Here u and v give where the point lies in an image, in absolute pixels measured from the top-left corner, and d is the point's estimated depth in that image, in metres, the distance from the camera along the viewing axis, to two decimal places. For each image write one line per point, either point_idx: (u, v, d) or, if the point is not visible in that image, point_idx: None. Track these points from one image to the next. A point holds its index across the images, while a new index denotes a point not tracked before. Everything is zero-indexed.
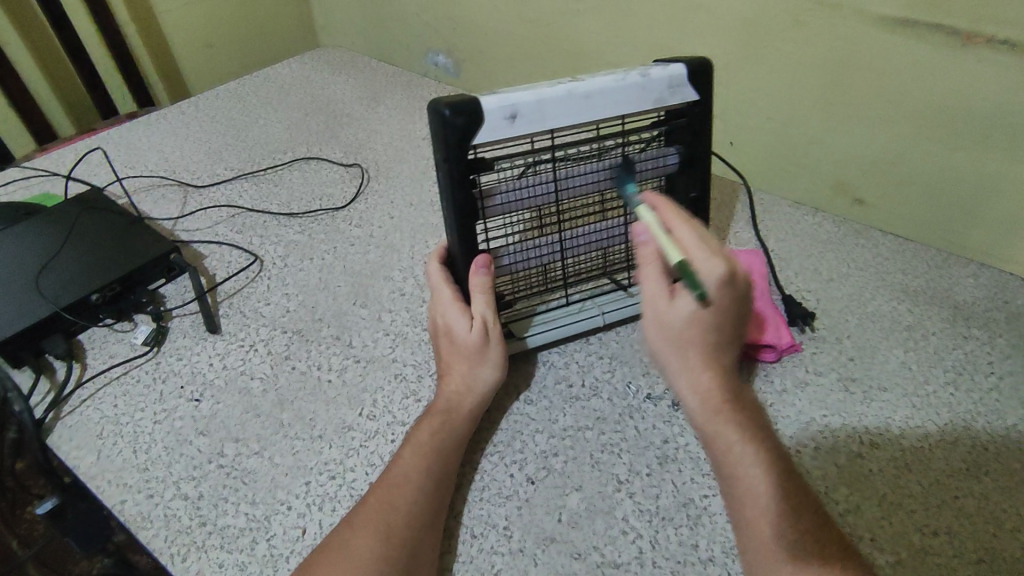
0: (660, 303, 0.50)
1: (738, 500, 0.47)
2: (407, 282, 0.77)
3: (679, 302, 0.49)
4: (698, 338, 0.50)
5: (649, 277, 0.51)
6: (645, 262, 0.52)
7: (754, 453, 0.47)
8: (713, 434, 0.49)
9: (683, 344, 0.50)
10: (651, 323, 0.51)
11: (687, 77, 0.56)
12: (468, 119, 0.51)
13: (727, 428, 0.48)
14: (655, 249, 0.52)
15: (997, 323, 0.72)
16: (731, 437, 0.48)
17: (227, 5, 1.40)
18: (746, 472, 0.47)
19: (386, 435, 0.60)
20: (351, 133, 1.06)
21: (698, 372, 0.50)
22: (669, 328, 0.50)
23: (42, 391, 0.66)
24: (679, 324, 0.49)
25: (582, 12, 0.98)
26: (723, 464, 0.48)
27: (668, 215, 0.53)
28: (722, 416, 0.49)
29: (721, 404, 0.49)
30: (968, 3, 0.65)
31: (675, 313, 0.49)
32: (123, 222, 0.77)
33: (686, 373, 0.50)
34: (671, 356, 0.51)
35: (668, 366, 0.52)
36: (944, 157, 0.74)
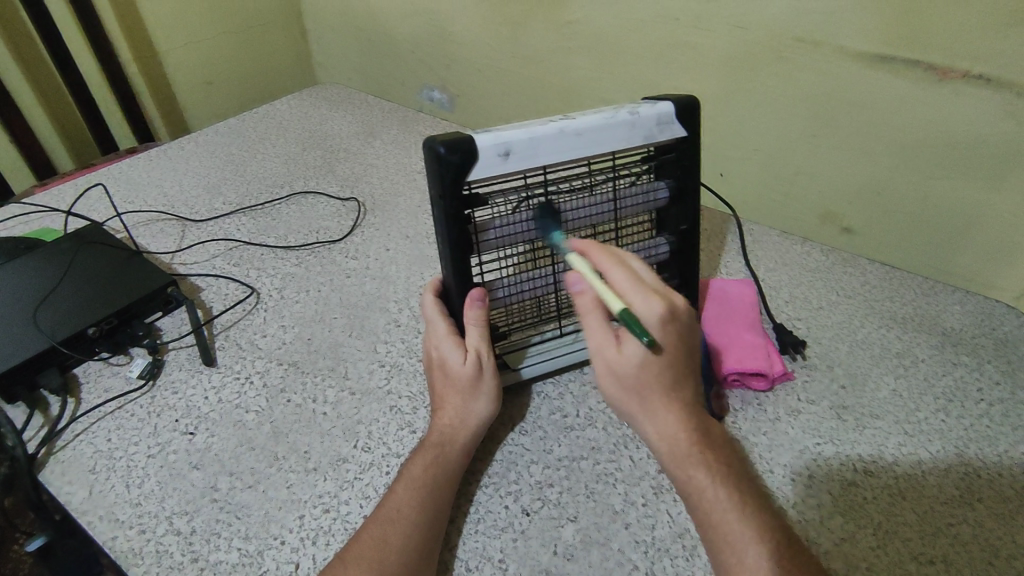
0: (608, 352, 0.50)
1: (715, 546, 0.46)
2: (402, 313, 0.77)
3: (628, 348, 0.49)
4: (652, 383, 0.49)
5: (593, 326, 0.50)
6: (585, 312, 0.51)
7: (723, 493, 0.47)
8: (682, 480, 0.49)
9: (640, 389, 0.50)
10: (604, 374, 0.51)
11: (676, 114, 0.58)
12: (462, 157, 0.52)
13: (696, 471, 0.48)
14: (594, 296, 0.50)
15: (985, 349, 0.73)
16: (704, 481, 0.48)
17: (228, 44, 1.43)
18: (720, 515, 0.47)
19: (381, 467, 0.60)
20: (348, 168, 1.08)
21: (660, 417, 0.50)
22: (622, 376, 0.50)
23: (36, 426, 0.65)
24: (633, 370, 0.49)
25: (573, 50, 1.01)
26: (698, 509, 0.48)
27: (597, 256, 0.52)
28: (691, 461, 0.49)
29: (690, 448, 0.49)
30: (943, 41, 0.68)
31: (624, 360, 0.49)
32: (122, 256, 0.78)
33: (650, 421, 0.50)
34: (630, 404, 0.50)
35: (632, 417, 0.51)
36: (927, 187, 0.76)
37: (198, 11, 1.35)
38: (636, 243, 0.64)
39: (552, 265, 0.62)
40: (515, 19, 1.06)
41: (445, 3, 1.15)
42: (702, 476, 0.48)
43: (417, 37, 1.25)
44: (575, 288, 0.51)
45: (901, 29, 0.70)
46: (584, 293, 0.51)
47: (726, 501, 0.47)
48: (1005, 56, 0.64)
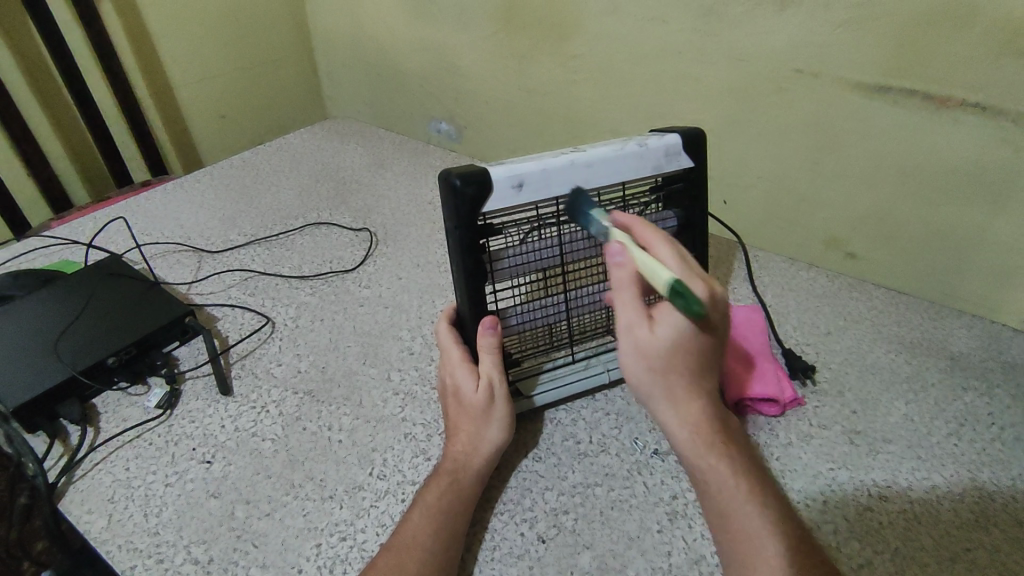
0: (639, 330, 0.48)
1: (728, 534, 0.47)
2: (415, 341, 0.78)
3: (661, 330, 0.47)
4: (679, 370, 0.49)
5: (625, 303, 0.48)
6: (620, 287, 0.48)
7: (740, 482, 0.48)
8: (699, 467, 0.50)
9: (668, 372, 0.48)
10: (631, 355, 0.49)
11: (682, 145, 0.60)
12: (476, 189, 0.54)
13: (714, 458, 0.49)
14: (631, 272, 0.48)
15: (995, 373, 0.73)
16: (722, 469, 0.49)
17: (242, 80, 1.47)
18: (734, 502, 0.48)
19: (397, 494, 0.60)
20: (360, 199, 1.11)
21: (682, 402, 0.50)
22: (652, 358, 0.48)
23: (55, 455, 0.66)
24: (662, 354, 0.48)
25: (578, 83, 1.04)
26: (713, 497, 0.49)
27: (642, 233, 0.51)
28: (709, 448, 0.50)
29: (709, 437, 0.50)
30: (939, 71, 0.70)
31: (656, 340, 0.47)
32: (141, 288, 0.80)
33: (671, 406, 0.50)
34: (655, 388, 0.49)
35: (653, 400, 0.50)
36: (929, 213, 0.77)
37: (213, 48, 1.40)
38: None
39: (564, 292, 0.63)
40: (521, 54, 1.10)
41: (453, 40, 1.19)
42: (719, 465, 0.49)
43: (425, 72, 1.29)
44: (616, 259, 0.48)
45: (898, 61, 0.72)
46: (626, 265, 0.48)
47: (741, 490, 0.48)
48: (1001, 85, 0.66)
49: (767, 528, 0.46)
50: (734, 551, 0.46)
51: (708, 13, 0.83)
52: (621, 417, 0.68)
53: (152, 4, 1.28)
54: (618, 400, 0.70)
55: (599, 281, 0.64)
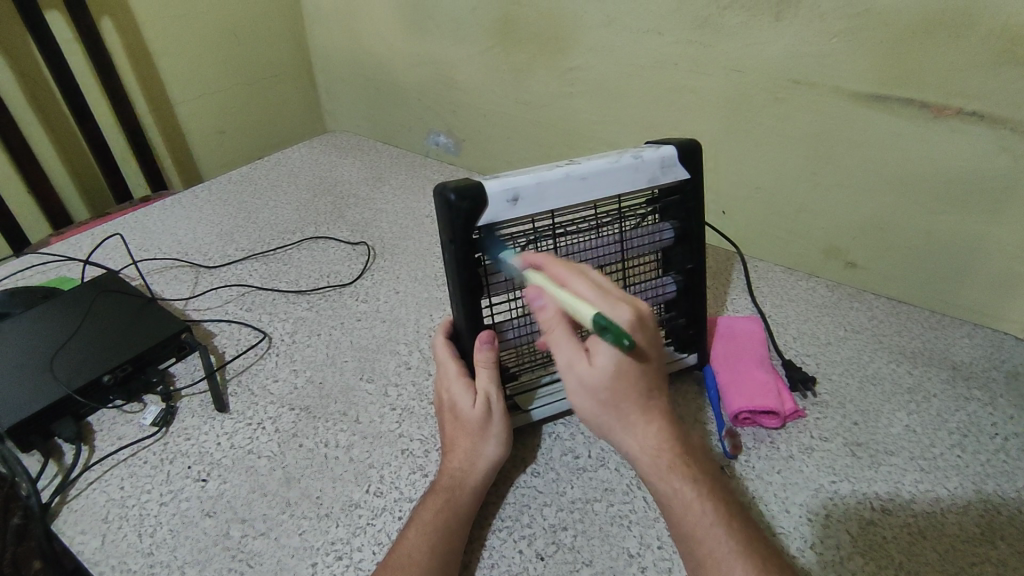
0: (580, 366, 0.49)
1: (694, 557, 0.46)
2: (412, 355, 0.78)
3: (599, 361, 0.48)
4: (628, 397, 0.49)
5: (559, 342, 0.50)
6: (552, 327, 0.50)
7: (705, 502, 0.48)
8: (662, 491, 0.49)
9: (614, 401, 0.49)
10: (578, 390, 0.50)
11: (678, 157, 0.60)
12: (472, 204, 0.54)
13: (675, 481, 0.49)
14: (554, 310, 0.50)
15: (997, 383, 0.73)
16: (684, 492, 0.48)
17: (241, 95, 1.48)
18: (700, 525, 0.47)
19: (393, 512, 0.59)
20: (358, 213, 1.11)
21: (638, 428, 0.50)
22: (597, 391, 0.49)
23: (49, 475, 0.66)
24: (604, 382, 0.48)
25: (575, 95, 1.05)
26: (677, 520, 0.48)
27: (555, 267, 0.52)
28: (670, 471, 0.49)
29: (669, 459, 0.49)
30: (936, 79, 0.70)
31: (596, 373, 0.48)
32: (137, 304, 0.80)
33: (629, 434, 0.50)
34: (609, 420, 0.50)
35: (609, 432, 0.50)
36: (929, 221, 0.77)
37: (213, 64, 1.41)
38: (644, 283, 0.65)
39: None
40: (518, 67, 1.10)
41: (450, 53, 1.20)
42: (682, 487, 0.48)
43: (423, 85, 1.30)
44: (537, 303, 0.51)
45: (895, 69, 0.72)
46: (548, 307, 0.50)
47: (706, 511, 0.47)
48: (997, 93, 0.67)
49: (732, 547, 0.45)
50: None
51: (703, 24, 0.84)
52: None
53: (152, 21, 1.28)
54: None
55: None
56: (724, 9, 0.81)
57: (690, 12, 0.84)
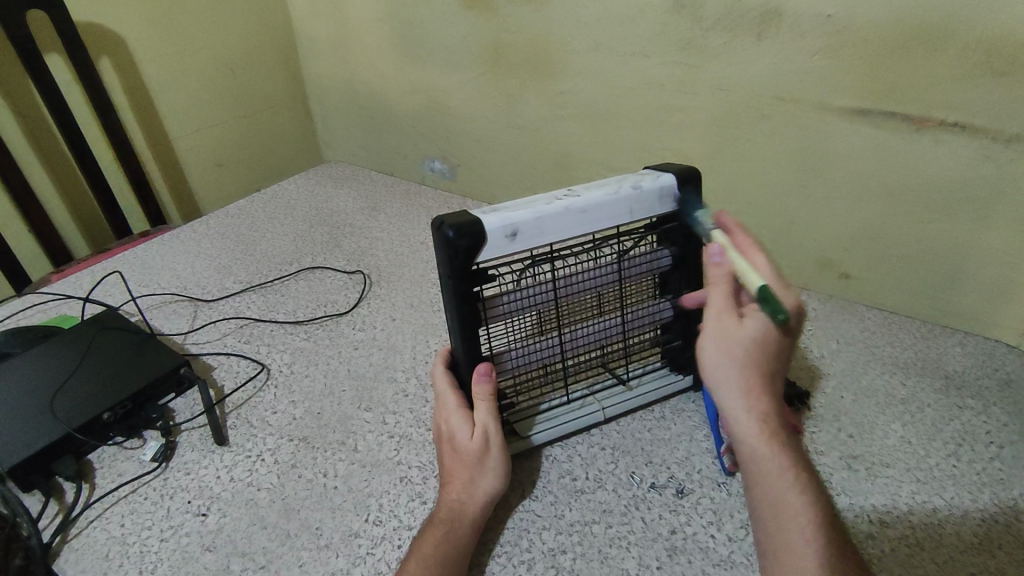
0: (726, 321, 0.49)
1: (771, 521, 0.46)
2: (410, 382, 0.79)
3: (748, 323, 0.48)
4: (755, 366, 0.48)
5: (717, 294, 0.51)
6: (715, 283, 0.52)
7: (799, 489, 0.46)
8: (760, 459, 0.47)
9: (745, 365, 0.47)
10: (712, 340, 0.49)
11: (676, 186, 0.60)
12: (470, 241, 0.54)
13: (778, 454, 0.47)
14: (726, 270, 0.53)
15: (990, 391, 0.73)
16: (783, 466, 0.47)
17: (239, 128, 1.51)
18: (785, 501, 0.46)
19: (393, 540, 0.60)
20: (354, 242, 1.12)
21: (754, 393, 0.47)
22: (730, 346, 0.48)
23: (50, 514, 0.66)
24: (746, 344, 0.47)
25: (565, 118, 1.07)
26: (768, 493, 0.46)
27: (743, 242, 0.56)
28: (775, 443, 0.47)
29: (776, 432, 0.47)
30: (915, 94, 0.71)
31: (743, 332, 0.48)
32: (137, 340, 0.81)
33: (744, 395, 0.47)
34: (728, 377, 0.48)
35: (720, 386, 0.49)
36: (916, 231, 0.78)
37: (211, 99, 1.44)
38: (639, 307, 0.66)
39: (558, 333, 0.64)
40: (509, 92, 1.12)
41: (443, 81, 1.22)
42: (783, 461, 0.47)
43: (416, 114, 1.32)
44: (715, 258, 0.54)
45: (876, 85, 0.74)
46: (724, 265, 0.53)
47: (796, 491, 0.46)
48: (976, 104, 0.68)
49: (813, 530, 0.45)
50: (776, 544, 0.45)
51: (688, 46, 0.86)
52: (618, 451, 0.68)
53: (150, 60, 1.31)
54: (614, 434, 0.70)
55: (592, 320, 0.65)
56: (706, 31, 0.83)
57: (674, 35, 0.87)
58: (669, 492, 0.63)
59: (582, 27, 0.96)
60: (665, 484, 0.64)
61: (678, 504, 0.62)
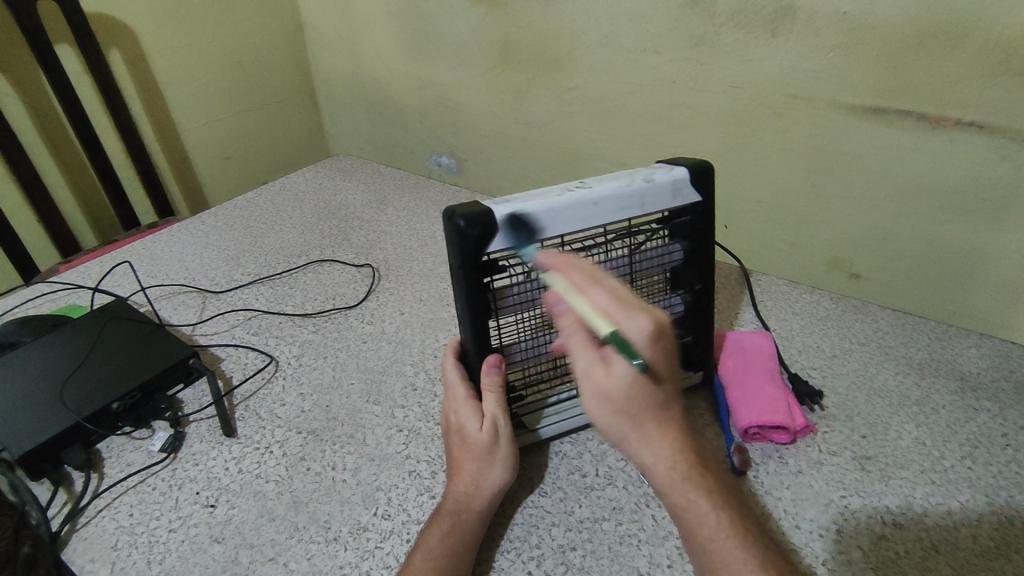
0: (596, 373, 0.45)
1: (709, 562, 0.46)
2: (418, 377, 0.78)
3: (617, 370, 0.44)
4: (643, 410, 0.46)
5: (577, 348, 0.46)
6: (570, 332, 0.48)
7: (720, 514, 0.47)
8: (680, 505, 0.47)
9: (634, 414, 0.45)
10: (591, 400, 0.46)
11: (689, 179, 0.60)
12: (481, 231, 0.54)
13: (692, 496, 0.46)
14: (573, 317, 0.48)
15: (1006, 393, 0.72)
16: (701, 505, 0.47)
17: (246, 120, 1.50)
18: (715, 535, 0.46)
19: (401, 534, 0.59)
20: (362, 236, 1.12)
21: (653, 440, 0.46)
22: (613, 403, 0.45)
23: (59, 503, 0.66)
24: (624, 392, 0.45)
25: (575, 114, 1.06)
26: (695, 536, 0.46)
27: (578, 272, 0.50)
28: (683, 484, 0.46)
29: (685, 469, 0.47)
30: (931, 92, 0.70)
31: (614, 383, 0.45)
32: (146, 330, 0.81)
33: (644, 445, 0.46)
34: (623, 433, 0.46)
35: (619, 441, 0.47)
36: (932, 230, 0.77)
37: (219, 92, 1.43)
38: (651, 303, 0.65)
39: None
40: (517, 87, 1.12)
41: (452, 76, 1.22)
42: (698, 501, 0.46)
43: (424, 108, 1.32)
44: (559, 308, 0.49)
45: (890, 83, 0.73)
46: (568, 314, 0.48)
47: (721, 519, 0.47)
48: (992, 103, 0.67)
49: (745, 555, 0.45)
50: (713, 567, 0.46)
51: (700, 42, 0.85)
52: None
53: (159, 51, 1.31)
54: None
55: None
56: (719, 27, 0.82)
57: (686, 31, 0.86)
58: None
59: (593, 23, 0.95)
60: None
61: None
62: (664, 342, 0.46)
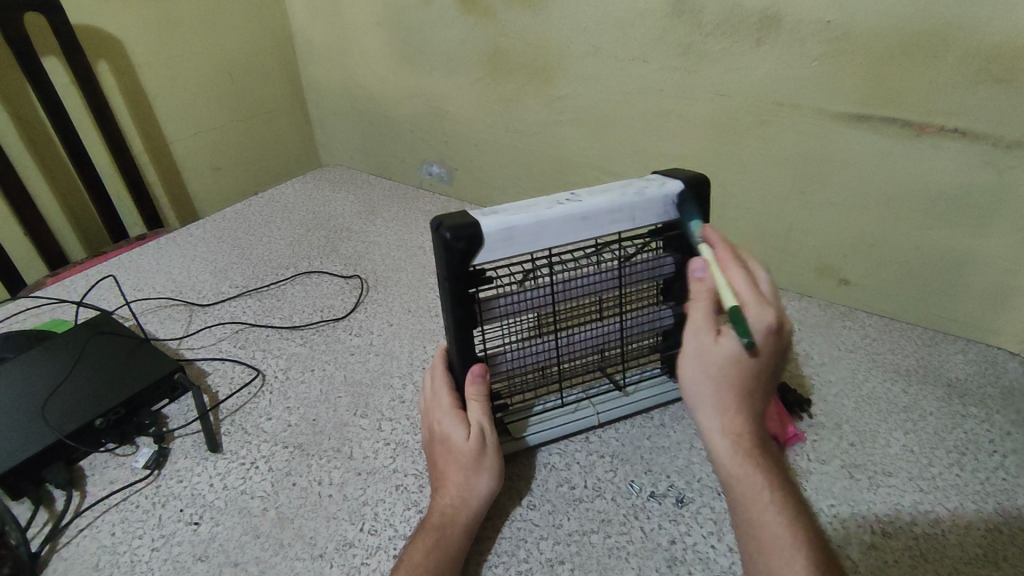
0: (705, 339, 0.49)
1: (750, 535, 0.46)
2: (406, 389, 0.78)
3: (725, 341, 0.48)
4: (731, 386, 0.49)
5: (698, 310, 0.51)
6: (695, 299, 0.51)
7: (777, 502, 0.47)
8: (733, 478, 0.48)
9: (719, 384, 0.49)
10: (691, 358, 0.50)
11: (684, 194, 0.59)
12: (467, 244, 0.53)
13: (757, 479, 0.48)
14: (709, 285, 0.51)
15: (993, 399, 0.72)
16: (761, 490, 0.47)
17: (236, 131, 1.50)
18: (760, 503, 0.47)
19: (387, 550, 0.59)
20: (351, 247, 1.11)
21: (730, 414, 0.49)
22: (709, 365, 0.49)
23: (40, 522, 0.65)
24: (723, 362, 0.48)
25: (564, 123, 1.06)
26: (745, 510, 0.47)
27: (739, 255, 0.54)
28: (750, 465, 0.48)
29: (753, 453, 0.49)
30: (915, 99, 0.71)
31: (717, 351, 0.48)
32: (131, 344, 0.80)
33: (718, 414, 0.50)
34: (706, 395, 0.50)
35: (699, 405, 0.50)
36: (919, 236, 0.78)
37: (208, 103, 1.43)
38: (640, 313, 0.65)
39: (555, 336, 0.63)
40: (506, 97, 1.12)
41: (441, 85, 1.22)
42: (761, 485, 0.48)
43: (415, 117, 1.32)
44: (697, 274, 0.52)
45: (876, 90, 0.73)
46: (705, 280, 0.52)
47: (774, 503, 0.47)
48: (976, 110, 0.68)
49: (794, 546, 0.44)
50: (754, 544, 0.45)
51: (688, 51, 0.85)
52: (616, 459, 0.67)
53: (148, 63, 1.30)
54: (612, 442, 0.69)
55: (592, 324, 0.64)
56: (706, 36, 0.83)
57: (673, 40, 0.86)
58: (669, 501, 0.62)
59: (581, 32, 0.95)
60: (665, 493, 0.63)
61: (678, 513, 0.61)
62: (780, 339, 0.48)
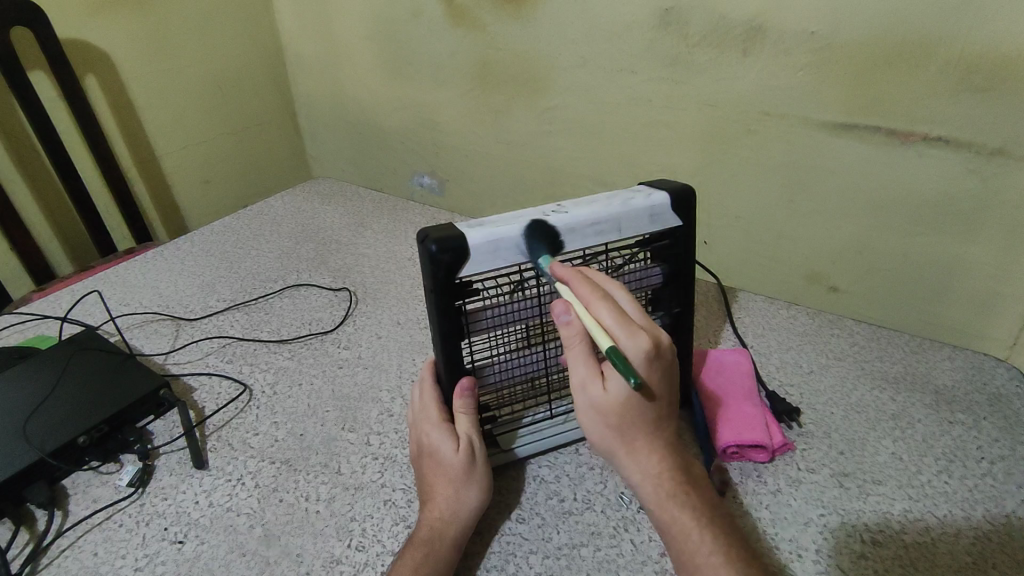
0: (592, 387, 0.49)
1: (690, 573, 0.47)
2: (395, 402, 0.77)
3: (612, 386, 0.48)
4: (635, 421, 0.49)
5: (576, 362, 0.50)
6: (572, 346, 0.50)
7: (704, 528, 0.48)
8: (660, 514, 0.49)
9: (621, 425, 0.49)
10: (587, 411, 0.50)
11: (669, 205, 0.59)
12: (453, 256, 0.53)
13: (677, 508, 0.48)
14: (578, 329, 0.50)
15: (981, 406, 0.72)
16: (687, 520, 0.48)
17: (225, 144, 1.50)
18: (691, 539, 0.47)
19: (375, 566, 0.58)
20: (340, 259, 1.11)
21: (639, 451, 0.49)
22: (606, 414, 0.49)
23: (21, 543, 0.63)
24: (617, 407, 0.48)
25: (554, 134, 1.07)
26: (675, 543, 0.48)
27: (599, 280, 0.51)
28: (672, 496, 0.49)
29: (671, 480, 0.49)
30: (899, 108, 0.72)
31: (608, 397, 0.48)
32: (116, 360, 0.79)
33: (629, 456, 0.50)
34: (610, 440, 0.50)
35: (609, 451, 0.50)
36: (906, 243, 0.78)
37: (198, 117, 1.43)
38: None
39: (544, 348, 0.63)
40: (496, 108, 1.13)
41: (431, 98, 1.22)
42: (687, 511, 0.48)
43: (405, 129, 1.32)
44: (563, 319, 0.50)
45: (860, 100, 0.74)
46: (573, 324, 0.50)
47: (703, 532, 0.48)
48: (960, 119, 0.68)
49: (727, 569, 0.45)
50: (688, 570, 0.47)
51: (674, 62, 0.86)
52: (606, 470, 0.67)
53: (136, 77, 1.30)
54: None
55: None
56: (693, 47, 0.84)
57: (660, 51, 0.87)
58: None
59: (569, 45, 0.96)
60: None
61: None
62: (661, 359, 0.47)
